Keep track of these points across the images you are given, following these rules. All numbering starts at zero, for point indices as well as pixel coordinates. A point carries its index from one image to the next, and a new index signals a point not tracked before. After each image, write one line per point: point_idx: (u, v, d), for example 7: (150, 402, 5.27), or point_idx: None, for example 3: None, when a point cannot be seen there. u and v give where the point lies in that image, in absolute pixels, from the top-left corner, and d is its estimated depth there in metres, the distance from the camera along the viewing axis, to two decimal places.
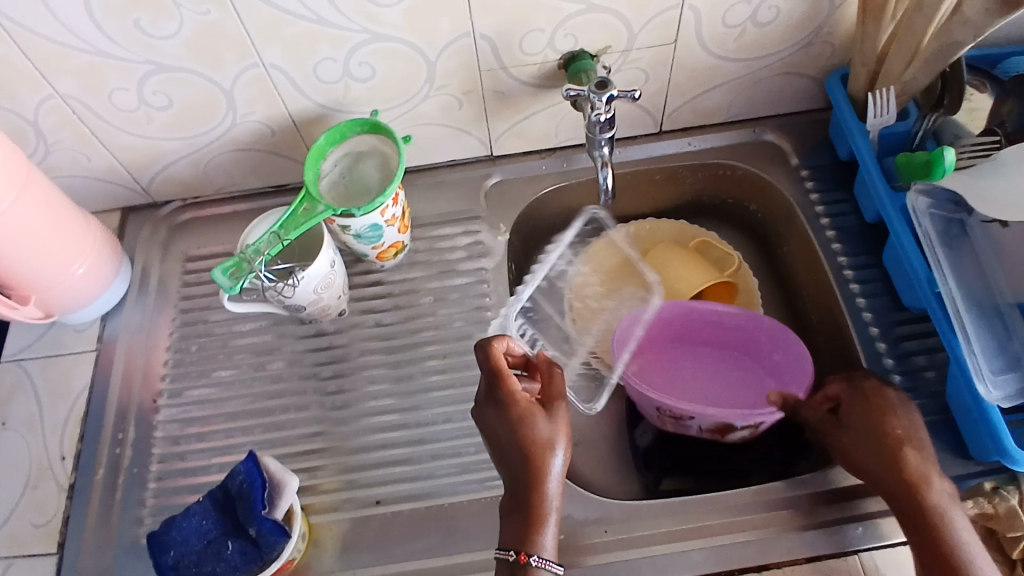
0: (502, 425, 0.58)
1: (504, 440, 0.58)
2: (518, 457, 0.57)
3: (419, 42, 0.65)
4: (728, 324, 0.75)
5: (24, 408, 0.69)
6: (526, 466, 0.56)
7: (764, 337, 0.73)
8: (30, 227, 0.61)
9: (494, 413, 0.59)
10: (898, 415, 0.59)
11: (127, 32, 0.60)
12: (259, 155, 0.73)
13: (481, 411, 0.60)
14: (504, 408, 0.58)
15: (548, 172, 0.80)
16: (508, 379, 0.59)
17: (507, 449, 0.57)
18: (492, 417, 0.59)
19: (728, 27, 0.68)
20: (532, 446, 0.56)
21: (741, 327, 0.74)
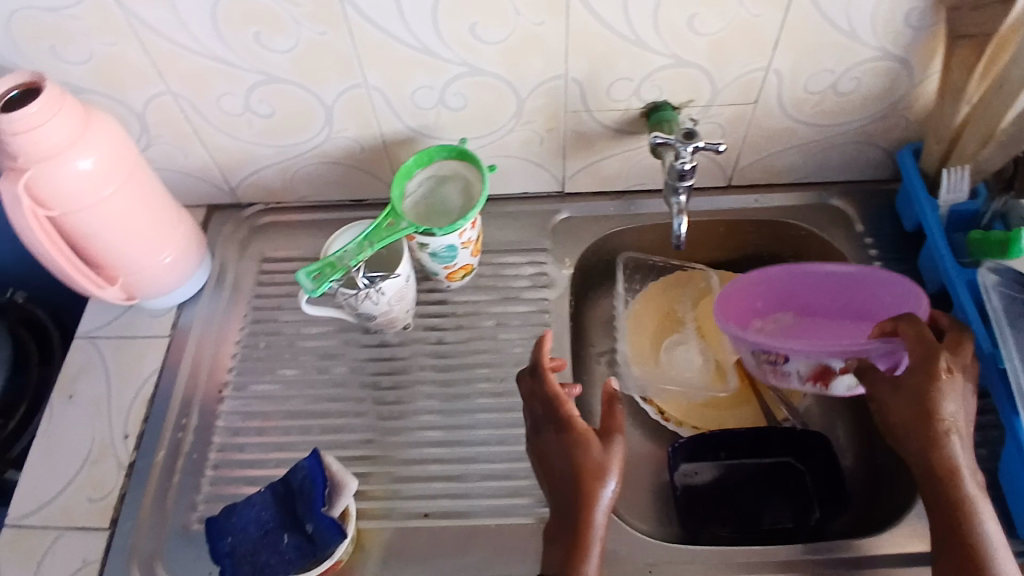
0: (557, 450, 0.60)
1: (558, 466, 0.59)
2: (569, 483, 0.58)
3: (512, 79, 0.68)
4: (840, 284, 0.74)
5: (93, 384, 0.72)
6: (576, 492, 0.57)
7: (884, 297, 0.72)
8: (126, 221, 0.65)
9: (553, 438, 0.60)
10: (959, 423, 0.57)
11: (245, 45, 0.64)
12: (345, 170, 0.77)
13: (539, 436, 0.62)
14: (560, 434, 0.60)
15: (614, 214, 0.82)
16: (565, 406, 0.61)
17: (559, 475, 0.59)
18: (548, 441, 0.61)
19: (809, 93, 0.71)
20: (584, 473, 0.57)
21: (856, 286, 0.73)
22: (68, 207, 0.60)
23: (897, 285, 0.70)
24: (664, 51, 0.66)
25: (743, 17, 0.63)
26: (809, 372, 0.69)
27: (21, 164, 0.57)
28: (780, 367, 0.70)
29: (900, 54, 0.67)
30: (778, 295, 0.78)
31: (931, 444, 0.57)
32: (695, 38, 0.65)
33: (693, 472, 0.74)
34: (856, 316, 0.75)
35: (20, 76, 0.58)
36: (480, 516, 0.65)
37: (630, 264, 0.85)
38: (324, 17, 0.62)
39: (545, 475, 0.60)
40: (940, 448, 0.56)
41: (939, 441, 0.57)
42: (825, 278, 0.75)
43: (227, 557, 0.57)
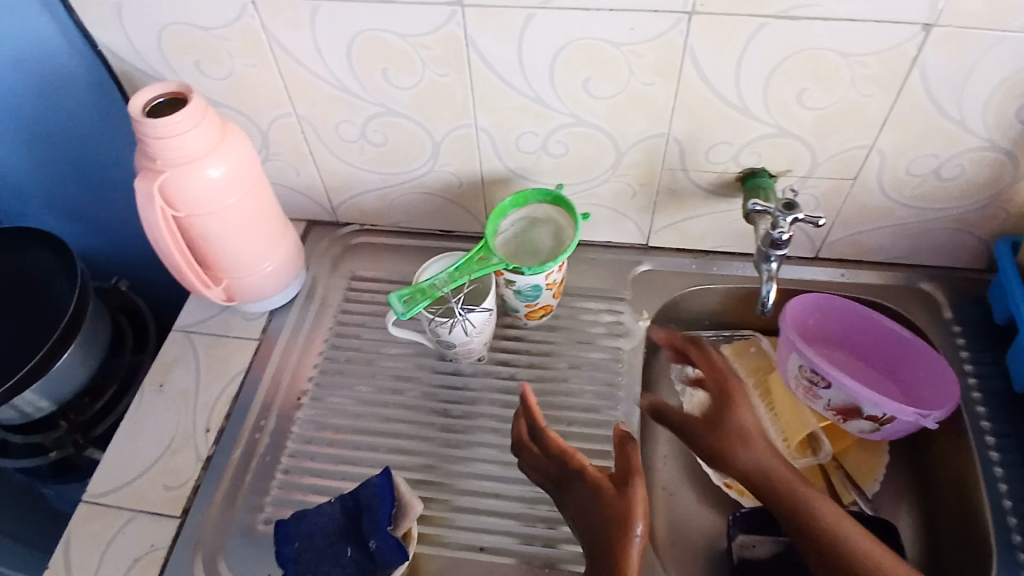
0: (587, 502, 0.59)
1: (589, 516, 0.58)
2: (600, 530, 0.57)
3: (614, 132, 0.70)
4: (892, 346, 0.77)
5: (183, 376, 0.76)
6: (609, 535, 0.56)
7: (920, 371, 0.75)
8: (239, 228, 0.69)
9: (574, 490, 0.60)
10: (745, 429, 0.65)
11: (371, 78, 0.68)
12: (441, 202, 0.81)
13: (562, 489, 0.62)
14: (585, 485, 0.60)
15: (695, 272, 0.83)
16: (573, 456, 0.62)
17: (588, 527, 0.58)
18: (573, 492, 0.60)
19: (910, 175, 0.71)
20: (614, 517, 0.57)
21: (904, 353, 0.76)
22: (192, 209, 0.65)
23: (941, 371, 0.73)
24: (768, 121, 0.67)
25: (852, 95, 0.64)
26: (838, 405, 0.74)
27: (160, 167, 0.62)
28: (816, 389, 0.74)
29: (1008, 147, 0.67)
30: (834, 325, 0.80)
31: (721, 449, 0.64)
32: (801, 111, 0.66)
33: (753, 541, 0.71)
34: (883, 372, 0.79)
35: (169, 86, 0.63)
36: (535, 556, 0.65)
37: (689, 341, 0.85)
38: (448, 60, 0.66)
39: (577, 526, 0.59)
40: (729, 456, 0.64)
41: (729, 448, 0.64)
42: (884, 335, 0.77)
43: (292, 563, 0.59)
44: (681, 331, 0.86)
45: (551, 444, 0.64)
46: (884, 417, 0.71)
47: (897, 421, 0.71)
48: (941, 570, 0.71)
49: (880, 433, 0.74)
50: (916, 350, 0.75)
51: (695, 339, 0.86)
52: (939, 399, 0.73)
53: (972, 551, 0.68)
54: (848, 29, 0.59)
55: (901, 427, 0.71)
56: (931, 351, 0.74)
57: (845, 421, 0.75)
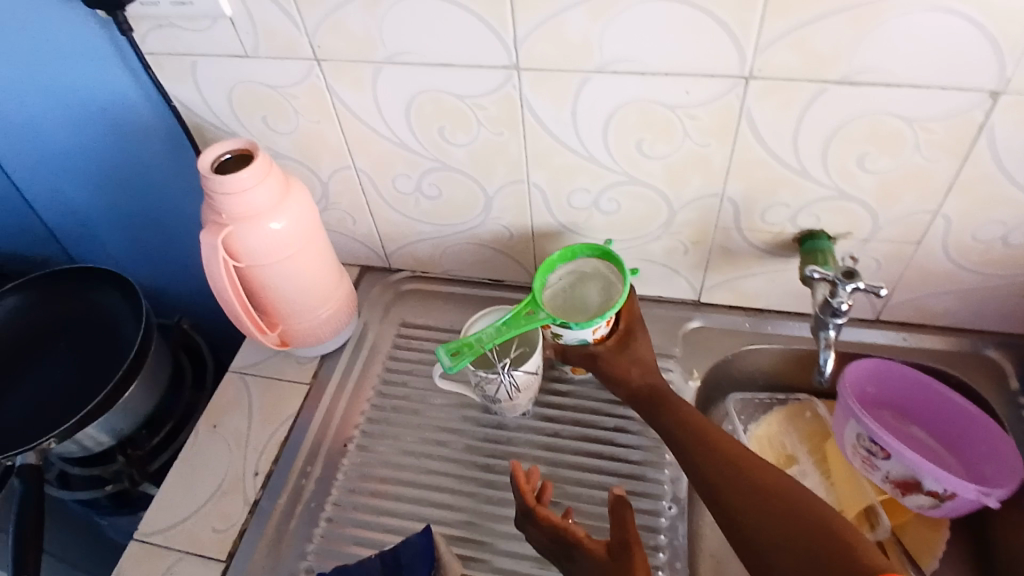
0: None
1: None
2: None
3: (668, 192, 0.70)
4: (953, 418, 0.74)
5: (236, 417, 0.78)
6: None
7: (981, 447, 0.71)
8: (298, 278, 0.71)
9: (576, 567, 0.59)
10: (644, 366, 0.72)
11: (429, 136, 0.70)
12: (492, 252, 0.82)
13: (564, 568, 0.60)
14: (590, 561, 0.58)
15: (748, 330, 0.81)
16: (568, 528, 0.60)
17: None
18: (579, 567, 0.59)
19: (977, 241, 0.68)
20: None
21: (964, 425, 0.73)
22: (253, 260, 0.67)
23: (1004, 448, 0.69)
24: (828, 184, 0.66)
25: (917, 160, 0.63)
26: (897, 477, 0.70)
27: (225, 220, 0.65)
28: (874, 459, 0.71)
29: None
30: (891, 391, 0.77)
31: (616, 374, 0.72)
32: (862, 175, 0.65)
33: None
34: (943, 444, 0.75)
35: (237, 142, 0.66)
36: None
37: (740, 405, 0.83)
38: (505, 119, 0.67)
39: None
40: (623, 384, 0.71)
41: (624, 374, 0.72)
42: (944, 406, 0.74)
43: None
44: (732, 394, 0.84)
45: (547, 520, 0.62)
46: (944, 493, 0.67)
47: (958, 498, 0.67)
48: None
49: (939, 510, 0.69)
50: (978, 424, 0.71)
51: (746, 403, 0.84)
52: (1001, 477, 0.69)
53: None
54: (913, 95, 0.58)
55: (962, 505, 0.67)
56: (993, 427, 0.70)
57: (904, 495, 0.71)
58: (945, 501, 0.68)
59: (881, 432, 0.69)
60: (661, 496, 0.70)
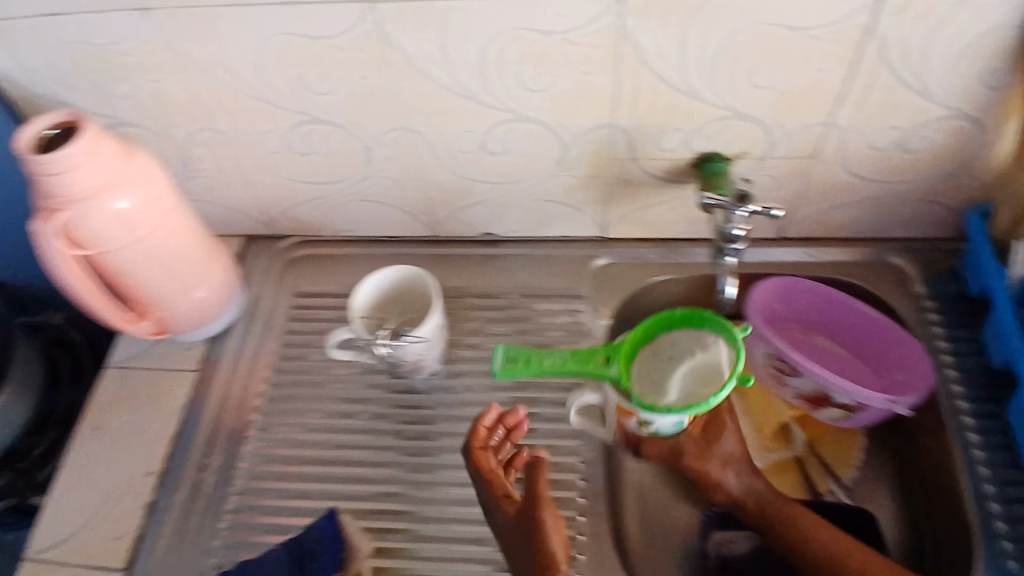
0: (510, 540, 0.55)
1: (514, 552, 0.55)
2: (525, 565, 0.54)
3: (559, 126, 0.66)
4: (861, 326, 0.74)
5: (121, 415, 0.72)
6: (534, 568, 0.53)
7: (892, 353, 0.73)
8: (161, 259, 0.64)
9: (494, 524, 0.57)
10: (721, 455, 0.65)
11: (289, 86, 0.63)
12: (382, 207, 0.76)
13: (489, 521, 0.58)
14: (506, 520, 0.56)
15: (657, 262, 0.79)
16: (498, 483, 0.58)
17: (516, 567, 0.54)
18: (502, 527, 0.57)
19: (872, 149, 0.67)
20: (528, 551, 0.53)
21: (873, 333, 0.73)
22: (103, 245, 0.60)
23: (912, 352, 0.70)
24: (719, 103, 0.63)
25: (805, 72, 0.60)
26: (808, 393, 0.70)
27: (60, 204, 0.57)
28: (784, 377, 0.71)
29: (973, 114, 0.63)
30: (800, 307, 0.76)
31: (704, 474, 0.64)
32: (753, 91, 0.61)
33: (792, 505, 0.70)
34: (855, 352, 0.76)
35: (59, 115, 0.58)
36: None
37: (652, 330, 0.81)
38: (369, 60, 0.60)
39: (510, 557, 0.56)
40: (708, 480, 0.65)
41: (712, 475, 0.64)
42: (853, 315, 0.74)
43: None
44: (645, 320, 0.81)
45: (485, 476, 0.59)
46: (854, 404, 0.68)
47: (868, 408, 0.67)
48: (924, 555, 0.69)
49: (851, 419, 0.70)
50: (886, 331, 0.72)
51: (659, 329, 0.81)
52: (910, 381, 0.70)
53: (955, 539, 0.66)
54: (795, 1, 0.55)
55: (873, 414, 0.68)
56: (901, 332, 0.71)
57: (815, 408, 0.72)
58: (856, 411, 0.69)
59: (791, 351, 0.69)
60: (580, 440, 0.69)
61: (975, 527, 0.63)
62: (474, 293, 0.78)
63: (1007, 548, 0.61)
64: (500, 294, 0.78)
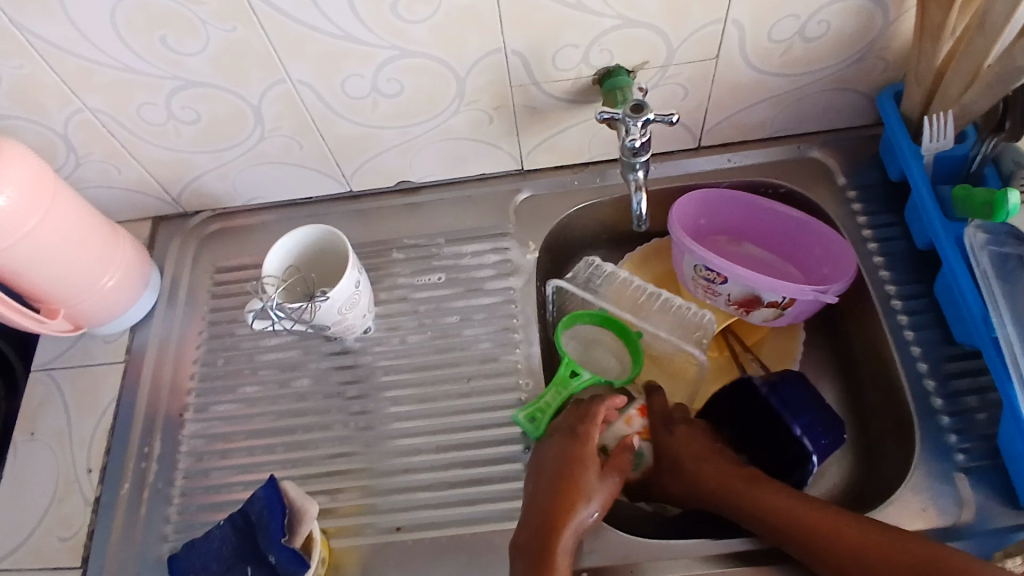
0: (568, 457, 0.60)
1: (566, 464, 0.60)
2: (550, 502, 0.58)
3: (450, 59, 0.63)
4: (786, 228, 0.74)
5: (53, 417, 0.70)
6: (556, 514, 0.57)
7: (818, 250, 0.73)
8: (56, 253, 0.62)
9: (564, 447, 0.61)
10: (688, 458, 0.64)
11: (154, 50, 0.59)
12: (289, 168, 0.73)
13: (555, 444, 0.61)
14: (570, 449, 0.60)
15: (579, 188, 0.77)
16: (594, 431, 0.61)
17: (555, 478, 0.59)
18: (556, 452, 0.61)
19: (774, 42, 0.65)
20: (571, 493, 0.58)
21: (798, 234, 0.74)
22: None
23: (835, 244, 0.71)
24: (609, 12, 0.60)
25: None
26: (738, 298, 0.70)
27: None
28: (714, 286, 0.71)
29: None
30: (724, 218, 0.77)
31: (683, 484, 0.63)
32: None
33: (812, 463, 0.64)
34: (783, 257, 0.77)
35: None
36: (456, 521, 0.62)
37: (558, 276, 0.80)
38: (232, 12, 0.57)
39: (536, 479, 0.60)
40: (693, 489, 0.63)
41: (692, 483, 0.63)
42: (776, 219, 0.74)
43: None
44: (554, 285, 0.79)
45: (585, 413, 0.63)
46: (784, 301, 0.68)
47: (797, 302, 0.68)
48: (869, 439, 0.71)
49: (784, 318, 0.71)
50: (809, 229, 0.72)
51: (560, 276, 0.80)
52: (838, 273, 0.71)
53: (895, 418, 0.67)
54: None
55: (803, 308, 0.69)
56: (822, 226, 0.71)
57: (748, 313, 0.72)
58: (788, 308, 0.69)
59: (716, 257, 0.68)
60: (519, 375, 0.68)
61: (913, 406, 0.64)
62: (398, 244, 0.76)
63: (944, 423, 0.63)
64: (424, 242, 0.76)
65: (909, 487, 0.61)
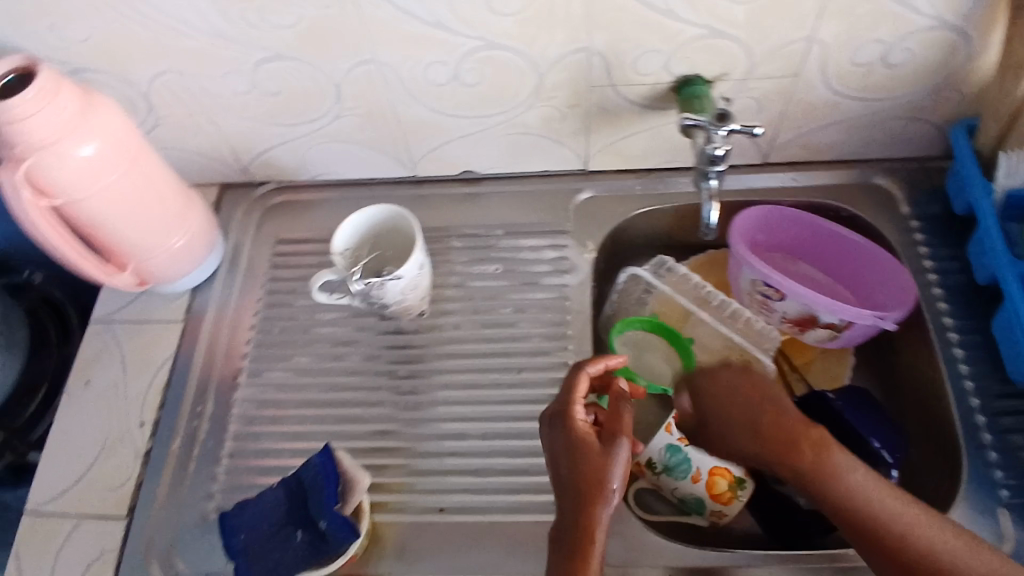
0: (564, 444, 0.55)
1: (566, 450, 0.55)
2: (570, 493, 0.53)
3: (533, 54, 0.64)
4: (844, 251, 0.74)
5: (109, 368, 0.72)
6: (576, 505, 0.53)
7: (876, 276, 0.73)
8: (131, 208, 0.63)
9: (557, 435, 0.56)
10: (736, 402, 0.65)
11: (249, 20, 0.61)
12: (359, 148, 0.75)
13: (549, 435, 0.57)
14: (566, 437, 0.55)
15: (640, 193, 0.78)
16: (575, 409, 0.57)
17: (564, 467, 0.55)
18: (559, 441, 0.56)
19: (855, 65, 0.65)
20: (587, 483, 0.53)
21: (856, 257, 0.74)
22: (73, 196, 0.59)
23: (895, 272, 0.71)
24: (697, 21, 0.61)
25: None
26: (794, 316, 0.71)
27: (21, 153, 0.56)
28: (770, 302, 0.71)
29: (957, 24, 0.61)
30: (783, 235, 0.77)
31: (724, 434, 0.64)
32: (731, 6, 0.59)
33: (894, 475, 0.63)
34: (838, 279, 0.77)
35: (14, 60, 0.57)
36: (497, 508, 0.63)
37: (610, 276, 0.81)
38: None
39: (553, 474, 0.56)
40: (730, 437, 0.63)
41: (732, 431, 0.63)
42: (836, 241, 0.74)
43: (240, 555, 0.57)
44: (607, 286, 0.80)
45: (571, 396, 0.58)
46: (841, 323, 0.68)
47: (855, 326, 0.68)
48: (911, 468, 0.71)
49: (837, 340, 0.71)
50: (869, 254, 0.72)
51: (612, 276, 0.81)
52: (895, 301, 0.71)
53: (942, 449, 0.67)
54: None
55: (859, 332, 0.69)
56: (883, 253, 0.71)
57: (802, 331, 0.72)
58: (843, 331, 0.69)
59: (776, 274, 0.69)
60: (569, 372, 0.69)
61: (962, 439, 0.64)
62: (458, 232, 0.77)
63: (992, 459, 0.63)
64: (483, 232, 0.77)
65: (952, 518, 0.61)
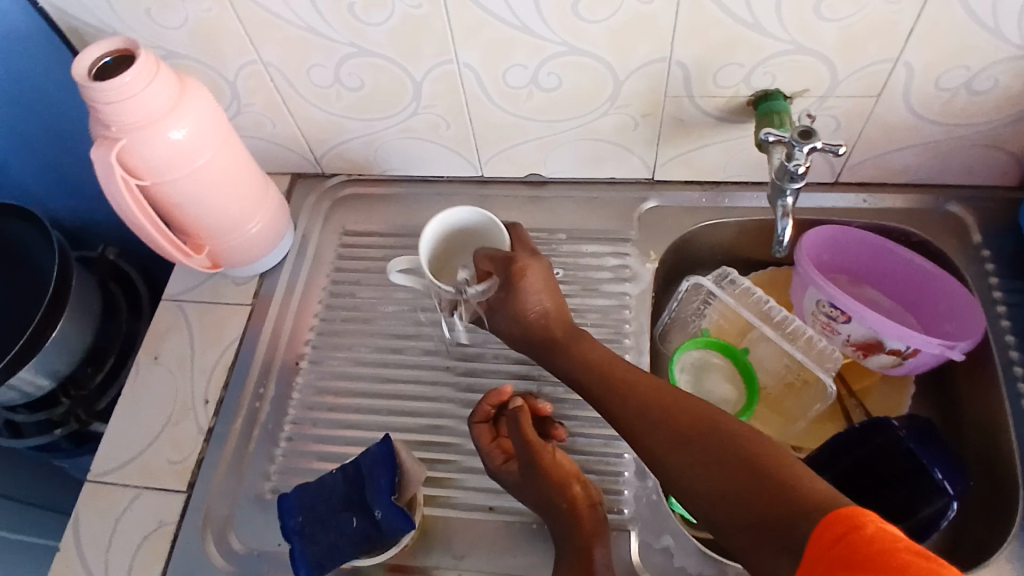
0: (516, 486, 0.60)
1: (519, 488, 0.60)
2: (546, 516, 0.58)
3: (614, 61, 0.64)
4: (912, 277, 0.73)
5: (178, 345, 0.74)
6: (556, 523, 0.57)
7: (942, 304, 0.72)
8: (213, 192, 0.65)
9: (505, 482, 0.61)
10: (533, 295, 0.63)
11: (341, 16, 0.62)
12: (430, 146, 0.76)
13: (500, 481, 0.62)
14: (508, 480, 0.60)
15: (706, 206, 0.78)
16: (493, 453, 0.61)
17: (528, 498, 0.59)
18: (509, 478, 0.60)
19: (940, 90, 0.64)
20: (548, 504, 0.58)
21: (923, 284, 0.72)
22: (162, 176, 0.61)
23: (964, 302, 0.69)
24: (785, 37, 0.60)
25: (881, 4, 0.57)
26: (858, 340, 0.70)
27: (117, 133, 0.58)
28: (835, 324, 0.70)
29: None
30: (849, 257, 0.75)
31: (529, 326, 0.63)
32: (821, 23, 0.59)
33: (954, 509, 0.59)
34: (903, 304, 0.75)
35: (115, 42, 0.59)
36: None
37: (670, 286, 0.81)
38: None
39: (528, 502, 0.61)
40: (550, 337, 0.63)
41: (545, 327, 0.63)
42: (904, 266, 0.73)
43: (297, 536, 0.58)
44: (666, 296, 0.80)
45: (495, 443, 0.62)
46: (907, 350, 0.67)
47: (921, 354, 0.67)
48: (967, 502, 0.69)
49: (901, 366, 0.70)
50: (938, 281, 0.71)
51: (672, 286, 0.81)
52: (961, 331, 0.69)
53: (996, 486, 0.65)
54: None
55: (925, 360, 0.67)
56: (953, 281, 0.70)
57: (866, 355, 0.71)
58: (907, 358, 0.68)
59: (843, 295, 0.68)
60: None
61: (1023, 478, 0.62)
62: None
63: None
64: (546, 235, 0.78)
65: (1004, 555, 0.59)
